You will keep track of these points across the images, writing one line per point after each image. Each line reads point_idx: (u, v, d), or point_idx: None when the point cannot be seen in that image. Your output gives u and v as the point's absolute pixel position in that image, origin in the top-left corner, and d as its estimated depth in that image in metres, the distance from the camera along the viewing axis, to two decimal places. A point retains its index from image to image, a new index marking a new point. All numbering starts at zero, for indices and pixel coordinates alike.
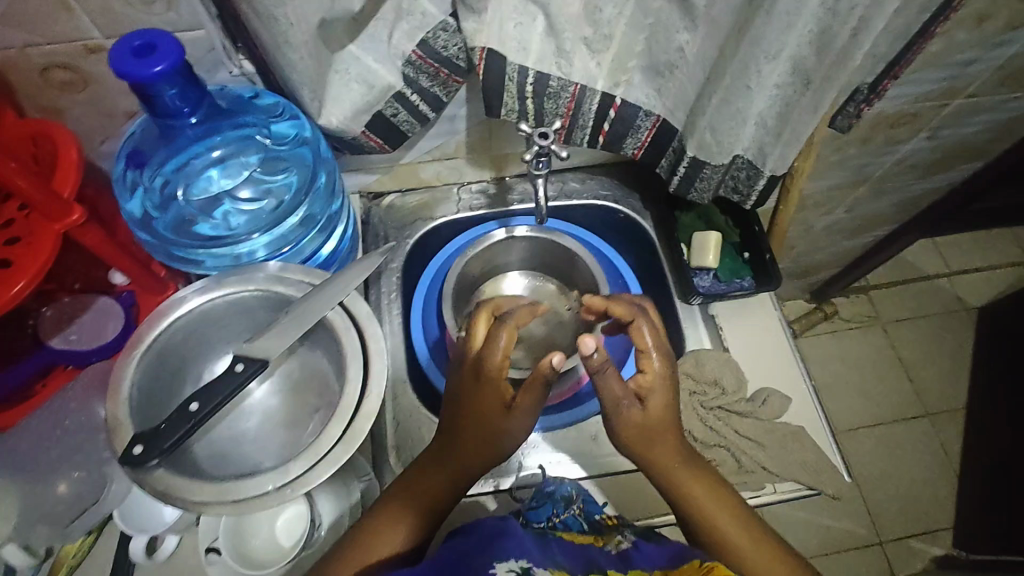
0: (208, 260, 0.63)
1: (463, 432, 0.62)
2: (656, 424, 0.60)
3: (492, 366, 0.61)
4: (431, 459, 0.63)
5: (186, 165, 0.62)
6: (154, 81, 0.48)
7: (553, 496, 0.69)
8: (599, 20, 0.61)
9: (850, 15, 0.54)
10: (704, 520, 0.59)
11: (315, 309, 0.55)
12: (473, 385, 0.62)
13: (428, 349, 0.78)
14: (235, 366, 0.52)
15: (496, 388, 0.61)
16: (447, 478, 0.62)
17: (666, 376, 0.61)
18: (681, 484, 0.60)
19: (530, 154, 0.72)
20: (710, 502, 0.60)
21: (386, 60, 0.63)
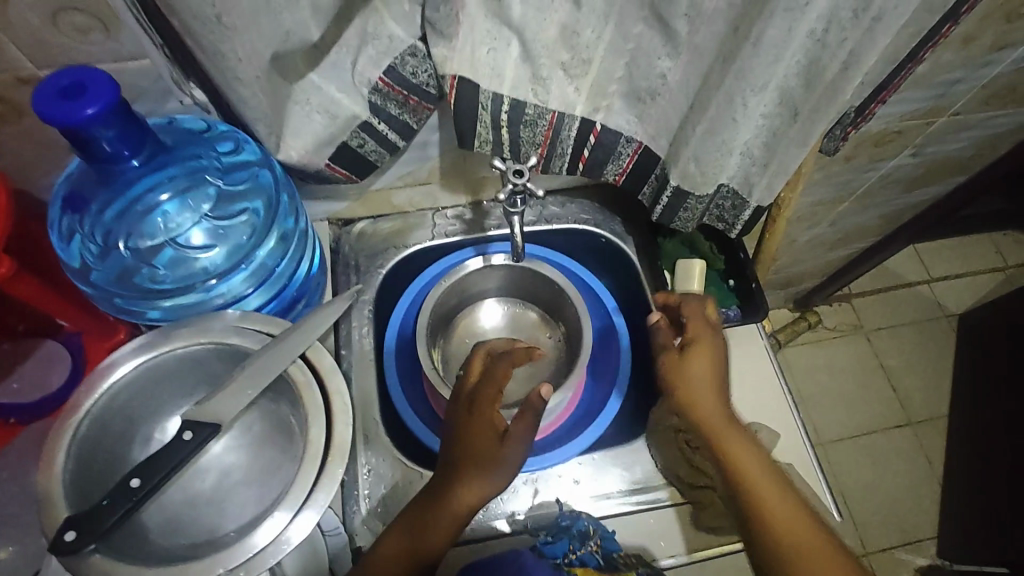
0: (154, 312, 0.57)
1: (463, 463, 0.60)
2: (698, 374, 0.65)
3: (495, 386, 0.63)
4: (437, 495, 0.60)
5: (130, 208, 0.56)
6: (88, 126, 0.43)
7: (569, 531, 0.66)
8: (577, 45, 0.57)
9: (840, 47, 0.51)
10: (750, 492, 0.60)
11: (275, 363, 0.52)
12: (475, 408, 0.62)
13: (403, 387, 0.75)
14: (183, 434, 0.47)
15: (493, 412, 0.62)
16: (451, 509, 0.59)
17: (714, 340, 0.67)
18: (731, 452, 0.62)
19: (504, 193, 0.67)
20: (758, 472, 0.61)
21: (351, 89, 0.58)
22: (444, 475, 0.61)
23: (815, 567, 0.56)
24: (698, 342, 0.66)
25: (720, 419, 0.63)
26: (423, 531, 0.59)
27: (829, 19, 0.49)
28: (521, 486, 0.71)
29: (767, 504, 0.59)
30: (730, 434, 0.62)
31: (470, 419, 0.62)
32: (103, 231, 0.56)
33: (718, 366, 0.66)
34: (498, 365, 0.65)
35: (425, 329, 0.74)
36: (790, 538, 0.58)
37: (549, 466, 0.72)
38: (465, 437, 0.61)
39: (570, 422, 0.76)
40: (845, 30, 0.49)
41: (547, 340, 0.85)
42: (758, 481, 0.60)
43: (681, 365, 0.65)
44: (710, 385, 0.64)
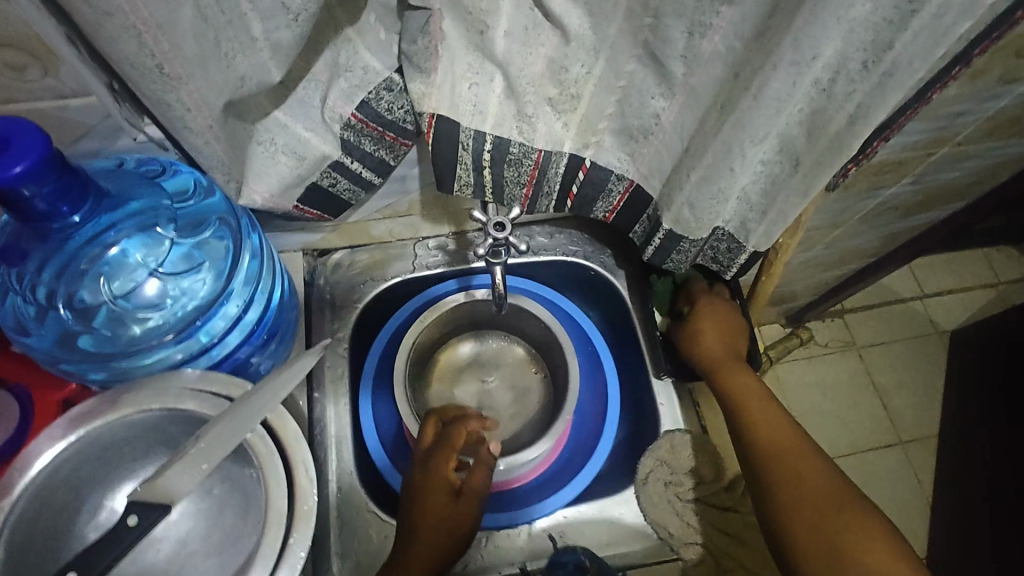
0: (97, 372, 0.53)
1: (436, 478, 0.62)
2: (699, 325, 0.70)
3: (449, 443, 0.63)
4: (417, 523, 0.60)
5: (71, 264, 0.51)
6: (18, 185, 0.39)
7: (565, 566, 0.66)
8: (565, 80, 0.53)
9: (847, 99, 0.47)
10: (742, 417, 0.64)
11: (234, 430, 0.47)
12: (430, 447, 0.64)
13: (380, 433, 0.72)
14: (128, 518, 0.43)
15: (449, 466, 0.62)
16: (449, 516, 0.61)
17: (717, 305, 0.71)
18: (729, 381, 0.67)
19: (485, 248, 0.65)
20: (753, 399, 0.65)
21: (320, 127, 0.54)
22: (418, 492, 0.62)
23: (795, 477, 0.58)
24: (708, 305, 0.70)
25: (722, 356, 0.68)
26: (431, 541, 0.59)
27: (837, 69, 0.45)
28: (501, 539, 0.69)
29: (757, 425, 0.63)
30: (731, 371, 0.67)
31: (430, 444, 0.64)
32: (43, 291, 0.51)
33: (727, 323, 0.69)
34: (451, 423, 0.66)
35: (404, 374, 0.69)
36: (775, 450, 0.60)
37: (530, 518, 0.69)
38: (426, 470, 0.62)
39: (554, 467, 0.72)
40: (853, 82, 0.45)
41: (534, 377, 0.81)
42: (749, 404, 0.64)
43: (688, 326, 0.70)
44: (716, 338, 0.69)
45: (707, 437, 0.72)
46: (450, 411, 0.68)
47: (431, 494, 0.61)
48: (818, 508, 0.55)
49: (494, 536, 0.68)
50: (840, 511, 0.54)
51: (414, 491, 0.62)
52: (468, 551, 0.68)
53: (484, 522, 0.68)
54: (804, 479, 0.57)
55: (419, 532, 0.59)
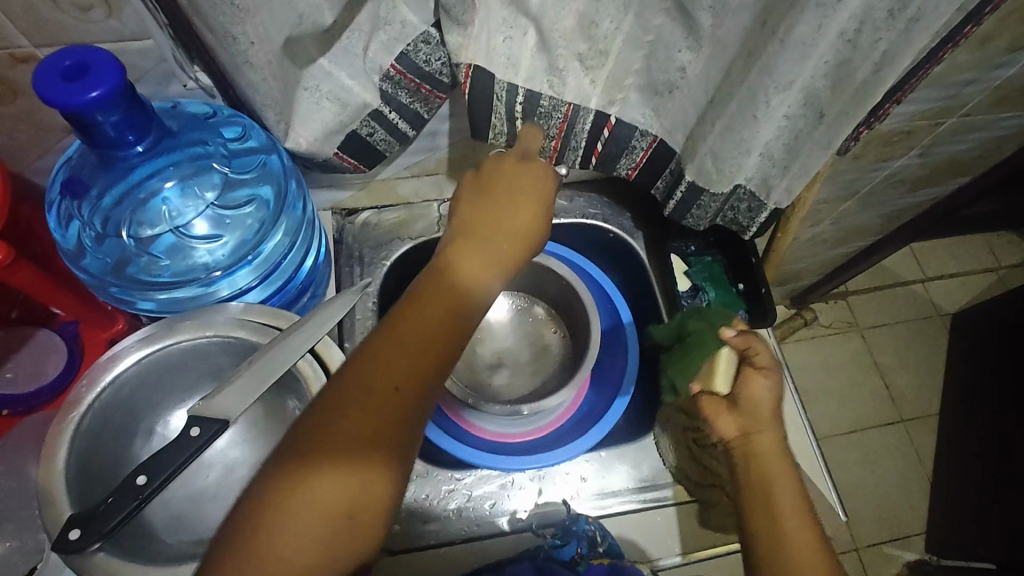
0: (145, 302, 0.58)
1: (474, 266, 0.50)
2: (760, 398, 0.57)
3: (503, 251, 0.52)
4: (300, 512, 0.38)
5: (128, 194, 0.55)
6: (90, 109, 0.41)
7: (576, 533, 0.64)
8: (595, 35, 0.56)
9: (872, 48, 0.49)
10: (770, 531, 0.50)
11: (284, 357, 0.49)
12: (391, 354, 0.43)
13: None
14: (190, 430, 0.46)
15: (499, 273, 0.51)
16: (366, 493, 0.40)
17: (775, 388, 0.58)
18: (766, 474, 0.53)
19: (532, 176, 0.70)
20: (790, 507, 0.51)
21: (362, 75, 0.56)
22: (338, 425, 0.40)
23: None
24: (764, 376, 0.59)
25: (771, 437, 0.55)
26: (320, 542, 0.38)
27: (863, 19, 0.47)
28: (527, 482, 0.69)
29: (792, 549, 0.48)
30: (773, 451, 0.54)
31: (408, 338, 0.44)
32: (101, 218, 0.55)
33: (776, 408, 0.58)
34: (494, 206, 0.55)
35: None
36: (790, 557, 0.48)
37: (555, 463, 0.70)
38: (376, 389, 0.41)
39: (575, 418, 0.76)
40: (879, 30, 0.48)
41: (553, 334, 0.84)
42: (785, 527, 0.50)
43: (748, 381, 0.58)
44: (769, 408, 0.57)
45: None
46: (490, 165, 0.58)
47: (365, 446, 0.40)
48: None
49: (515, 485, 0.69)
50: None
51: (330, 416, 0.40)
52: (496, 493, 0.69)
53: (510, 465, 0.69)
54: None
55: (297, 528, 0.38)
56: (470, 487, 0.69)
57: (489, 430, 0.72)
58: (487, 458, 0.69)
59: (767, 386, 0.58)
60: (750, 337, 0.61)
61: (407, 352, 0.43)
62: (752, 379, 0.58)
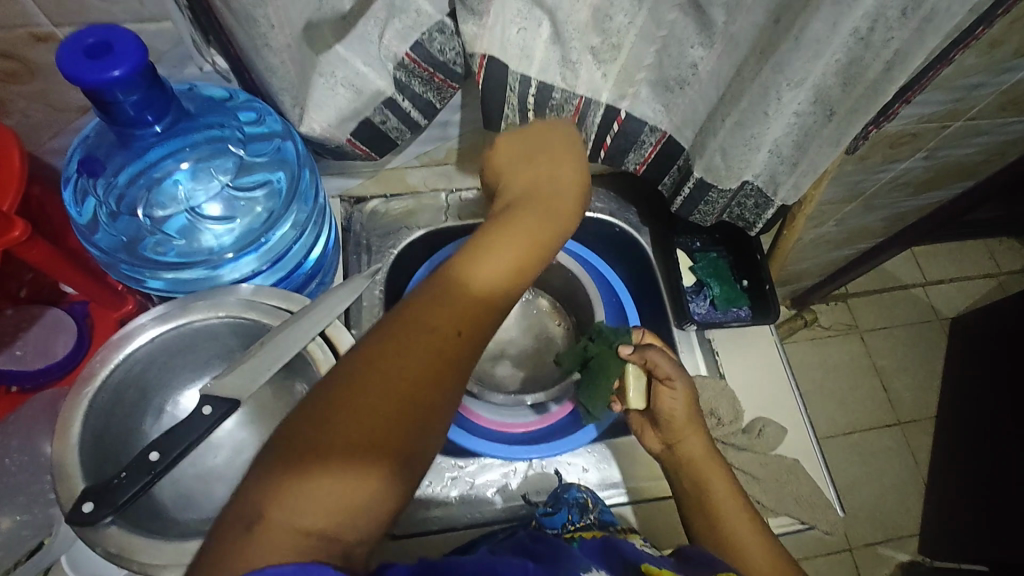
0: (154, 280, 0.58)
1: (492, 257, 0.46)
2: (680, 412, 0.64)
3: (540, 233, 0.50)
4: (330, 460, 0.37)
5: (145, 173, 0.56)
6: (112, 88, 0.42)
7: (566, 501, 0.63)
8: (608, 29, 0.56)
9: (884, 47, 0.50)
10: (726, 547, 0.59)
11: (296, 339, 0.50)
12: (424, 324, 0.41)
13: None
14: (202, 409, 0.47)
15: (522, 267, 0.47)
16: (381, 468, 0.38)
17: (688, 396, 0.65)
18: (703, 489, 0.63)
19: None
20: (722, 491, 0.62)
21: (377, 63, 0.57)
22: (369, 388, 0.39)
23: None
24: (666, 386, 0.65)
25: (698, 446, 0.64)
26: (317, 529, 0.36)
27: (876, 17, 0.47)
28: (528, 471, 0.70)
29: (729, 522, 0.60)
30: (696, 448, 0.64)
31: (438, 316, 0.42)
32: (117, 196, 0.56)
33: (692, 409, 0.65)
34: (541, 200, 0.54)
35: None
36: (729, 529, 0.60)
37: (559, 454, 0.70)
38: (408, 357, 0.40)
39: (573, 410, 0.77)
40: (892, 29, 0.48)
41: (556, 326, 0.85)
42: (738, 528, 0.60)
43: (657, 398, 0.65)
44: (686, 419, 0.64)
45: (727, 382, 0.74)
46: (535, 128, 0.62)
47: (396, 409, 0.38)
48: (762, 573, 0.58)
49: (516, 473, 0.70)
50: None
51: (358, 377, 0.39)
52: (497, 482, 0.69)
53: (514, 454, 0.69)
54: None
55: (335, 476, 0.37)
56: (472, 475, 0.69)
57: (489, 420, 0.73)
58: (490, 449, 0.69)
59: (676, 397, 0.64)
60: (645, 352, 0.65)
61: (421, 340, 0.41)
62: (662, 394, 0.65)
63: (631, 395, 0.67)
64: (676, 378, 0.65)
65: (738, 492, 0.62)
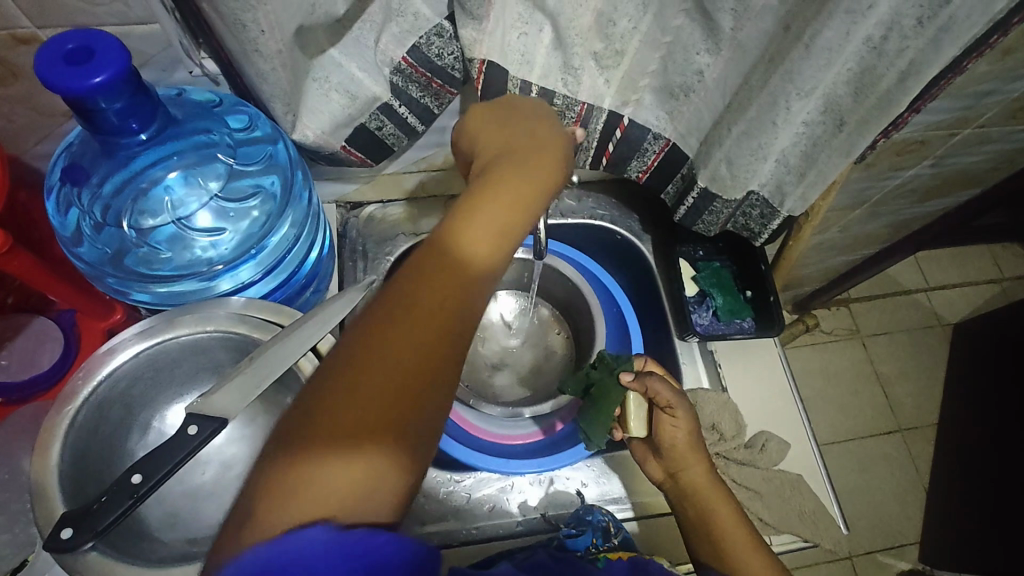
0: (143, 293, 0.56)
1: (476, 217, 0.44)
2: (683, 440, 0.63)
3: (529, 194, 0.46)
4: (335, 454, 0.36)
5: (130, 183, 0.54)
6: (93, 96, 0.40)
7: (591, 524, 0.62)
8: (611, 34, 0.54)
9: (898, 56, 0.48)
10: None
11: (284, 355, 0.48)
12: (408, 305, 0.40)
13: None
14: (188, 428, 0.44)
15: (513, 225, 0.45)
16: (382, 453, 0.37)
17: (690, 423, 0.63)
18: (706, 512, 0.61)
19: None
20: (723, 515, 0.61)
21: (373, 68, 0.55)
22: (366, 371, 0.38)
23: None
24: (667, 413, 0.63)
25: (699, 469, 0.63)
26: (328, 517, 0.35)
27: (890, 26, 0.46)
28: (528, 486, 0.68)
29: (732, 546, 0.59)
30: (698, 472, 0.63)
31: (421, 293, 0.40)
32: (100, 207, 0.54)
33: (695, 435, 0.63)
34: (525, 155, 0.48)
35: None
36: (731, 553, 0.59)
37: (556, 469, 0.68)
38: (406, 348, 0.38)
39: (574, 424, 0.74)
40: (906, 38, 0.46)
41: (557, 337, 0.83)
42: (744, 556, 0.59)
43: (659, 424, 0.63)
44: (688, 444, 0.63)
45: (730, 396, 0.72)
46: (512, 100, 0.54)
47: (391, 394, 0.37)
48: None
49: (515, 488, 0.68)
50: None
51: (357, 362, 0.38)
52: (494, 497, 0.67)
53: (508, 469, 0.67)
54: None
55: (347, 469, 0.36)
56: (470, 489, 0.67)
57: (489, 432, 0.72)
58: (488, 462, 0.67)
59: (679, 426, 0.62)
60: (647, 380, 0.62)
61: (408, 320, 0.39)
62: (664, 423, 0.63)
63: (633, 425, 0.65)
64: (676, 404, 0.62)
65: (739, 514, 0.62)
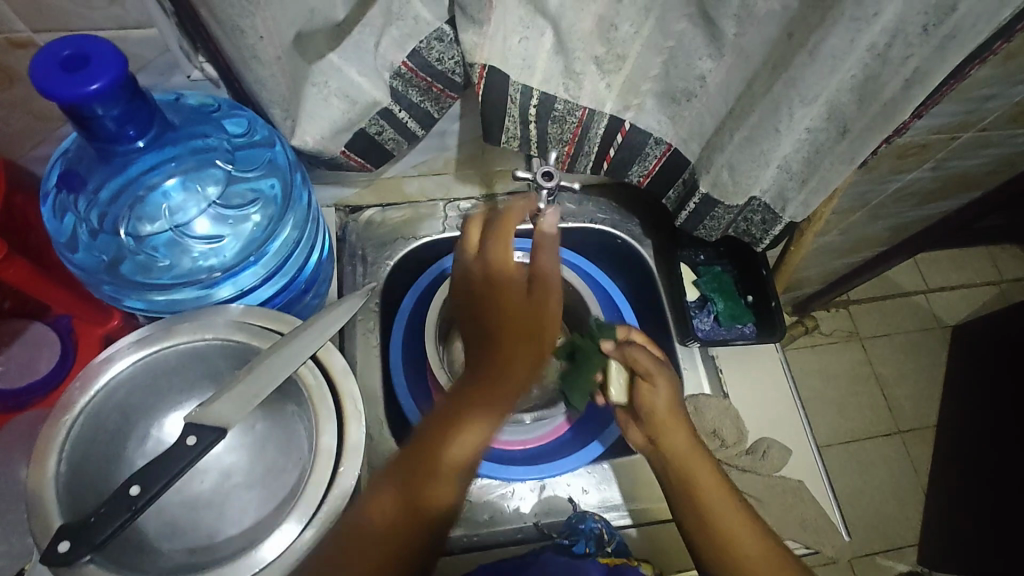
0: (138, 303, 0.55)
1: (510, 284, 0.62)
2: (661, 409, 0.63)
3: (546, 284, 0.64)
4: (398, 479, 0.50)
5: (127, 190, 0.54)
6: (90, 103, 0.39)
7: (582, 533, 0.63)
8: (613, 39, 0.54)
9: (903, 64, 0.47)
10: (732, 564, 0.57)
11: (285, 363, 0.47)
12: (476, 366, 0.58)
13: None
14: (186, 439, 0.44)
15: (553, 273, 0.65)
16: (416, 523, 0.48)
17: (669, 390, 0.64)
18: (688, 478, 0.60)
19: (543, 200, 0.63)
20: (707, 479, 0.60)
21: (373, 73, 0.54)
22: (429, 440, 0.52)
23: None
24: (647, 384, 0.64)
25: (683, 439, 0.62)
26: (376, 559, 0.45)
27: (894, 33, 0.45)
28: (528, 493, 0.68)
29: (715, 509, 0.59)
30: (679, 439, 0.62)
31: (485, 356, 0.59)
32: (98, 214, 0.54)
33: (676, 401, 0.64)
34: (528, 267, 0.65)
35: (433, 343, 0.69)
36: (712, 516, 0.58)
37: (558, 475, 0.68)
38: (466, 412, 0.54)
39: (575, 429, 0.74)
40: (911, 46, 0.46)
41: None
42: (727, 520, 0.58)
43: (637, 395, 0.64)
44: (669, 413, 0.63)
45: (731, 403, 0.72)
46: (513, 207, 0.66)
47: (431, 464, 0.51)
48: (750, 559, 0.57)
49: (516, 494, 0.68)
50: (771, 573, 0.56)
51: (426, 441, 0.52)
52: (494, 503, 0.67)
53: (505, 475, 0.67)
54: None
55: (403, 501, 0.49)
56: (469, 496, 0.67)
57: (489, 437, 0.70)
58: (486, 468, 0.67)
59: (657, 393, 0.63)
60: (625, 347, 0.65)
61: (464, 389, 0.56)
62: (644, 391, 0.64)
63: (612, 391, 0.66)
64: (655, 371, 0.64)
65: (722, 477, 0.61)
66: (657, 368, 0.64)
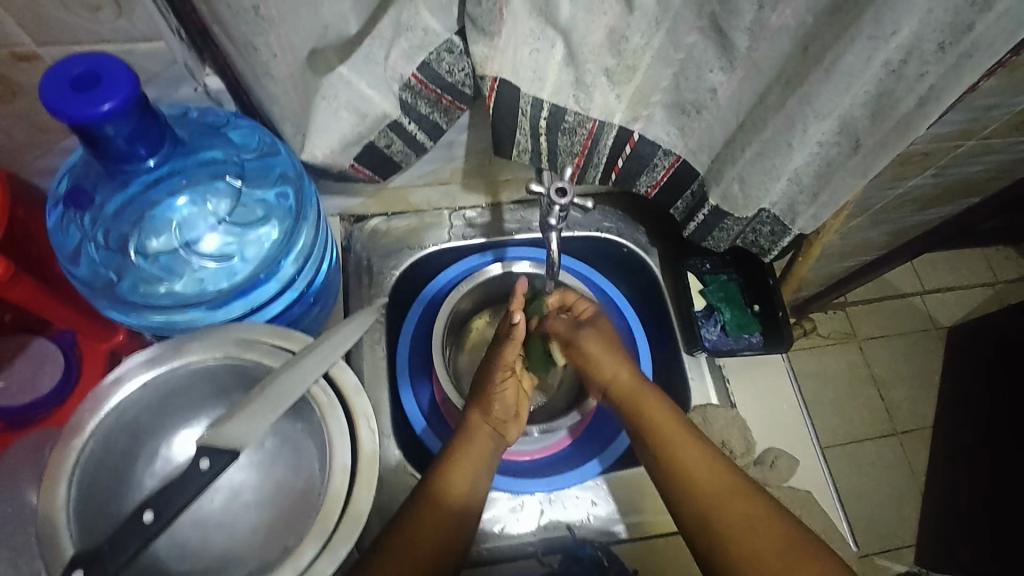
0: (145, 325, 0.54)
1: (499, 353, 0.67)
2: (596, 363, 0.65)
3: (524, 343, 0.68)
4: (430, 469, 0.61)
5: (136, 208, 0.54)
6: (101, 122, 0.38)
7: (581, 559, 0.64)
8: (624, 51, 0.53)
9: (918, 81, 0.47)
10: (707, 504, 0.56)
11: (299, 382, 0.47)
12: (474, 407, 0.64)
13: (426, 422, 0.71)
14: (200, 463, 0.43)
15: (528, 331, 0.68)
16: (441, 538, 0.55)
17: (600, 344, 0.66)
18: (641, 416, 0.62)
19: (554, 218, 0.59)
20: (659, 416, 0.62)
21: (382, 85, 0.53)
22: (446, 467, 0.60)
23: (766, 551, 0.52)
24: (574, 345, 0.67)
25: (629, 382, 0.64)
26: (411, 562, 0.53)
27: (910, 50, 0.45)
28: (536, 506, 0.68)
29: (671, 446, 0.60)
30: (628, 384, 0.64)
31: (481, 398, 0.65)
32: (107, 233, 0.54)
33: (610, 351, 0.66)
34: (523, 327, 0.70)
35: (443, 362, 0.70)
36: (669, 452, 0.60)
37: (566, 486, 0.68)
38: (467, 443, 0.62)
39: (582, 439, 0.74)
40: (926, 63, 0.46)
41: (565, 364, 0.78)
42: (683, 451, 0.59)
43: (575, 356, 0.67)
44: (604, 363, 0.65)
45: (738, 413, 0.72)
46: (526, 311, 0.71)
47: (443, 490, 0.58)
48: (711, 485, 0.57)
49: (523, 508, 0.67)
50: (735, 498, 0.56)
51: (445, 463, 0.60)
52: (503, 516, 0.67)
53: (514, 486, 0.67)
54: (775, 559, 0.52)
55: (436, 495, 0.58)
56: None
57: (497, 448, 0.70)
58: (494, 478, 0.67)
59: (590, 352, 0.66)
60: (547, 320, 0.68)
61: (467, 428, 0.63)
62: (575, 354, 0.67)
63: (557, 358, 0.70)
64: (579, 335, 0.66)
65: (677, 414, 0.62)
66: (575, 330, 0.67)
